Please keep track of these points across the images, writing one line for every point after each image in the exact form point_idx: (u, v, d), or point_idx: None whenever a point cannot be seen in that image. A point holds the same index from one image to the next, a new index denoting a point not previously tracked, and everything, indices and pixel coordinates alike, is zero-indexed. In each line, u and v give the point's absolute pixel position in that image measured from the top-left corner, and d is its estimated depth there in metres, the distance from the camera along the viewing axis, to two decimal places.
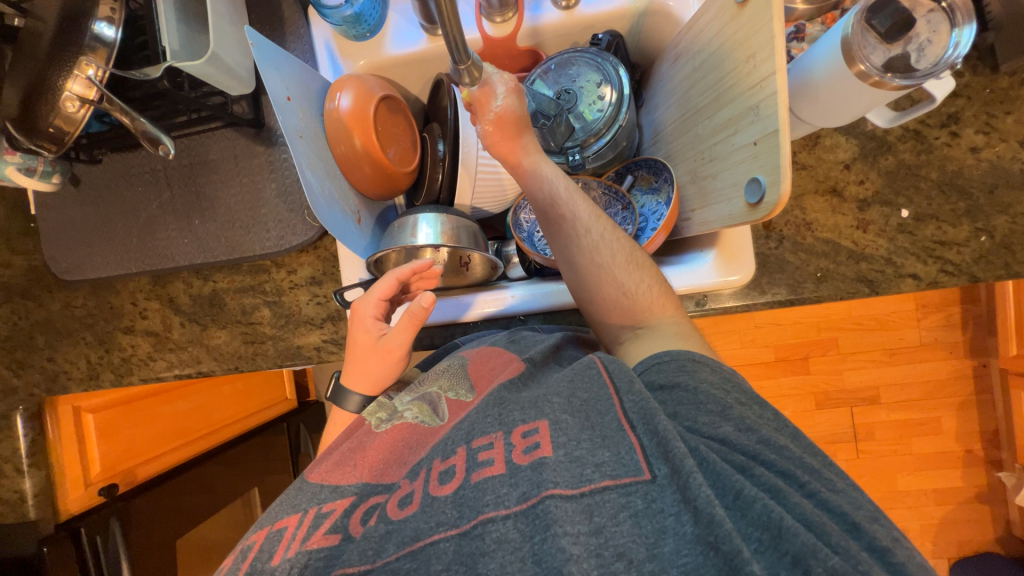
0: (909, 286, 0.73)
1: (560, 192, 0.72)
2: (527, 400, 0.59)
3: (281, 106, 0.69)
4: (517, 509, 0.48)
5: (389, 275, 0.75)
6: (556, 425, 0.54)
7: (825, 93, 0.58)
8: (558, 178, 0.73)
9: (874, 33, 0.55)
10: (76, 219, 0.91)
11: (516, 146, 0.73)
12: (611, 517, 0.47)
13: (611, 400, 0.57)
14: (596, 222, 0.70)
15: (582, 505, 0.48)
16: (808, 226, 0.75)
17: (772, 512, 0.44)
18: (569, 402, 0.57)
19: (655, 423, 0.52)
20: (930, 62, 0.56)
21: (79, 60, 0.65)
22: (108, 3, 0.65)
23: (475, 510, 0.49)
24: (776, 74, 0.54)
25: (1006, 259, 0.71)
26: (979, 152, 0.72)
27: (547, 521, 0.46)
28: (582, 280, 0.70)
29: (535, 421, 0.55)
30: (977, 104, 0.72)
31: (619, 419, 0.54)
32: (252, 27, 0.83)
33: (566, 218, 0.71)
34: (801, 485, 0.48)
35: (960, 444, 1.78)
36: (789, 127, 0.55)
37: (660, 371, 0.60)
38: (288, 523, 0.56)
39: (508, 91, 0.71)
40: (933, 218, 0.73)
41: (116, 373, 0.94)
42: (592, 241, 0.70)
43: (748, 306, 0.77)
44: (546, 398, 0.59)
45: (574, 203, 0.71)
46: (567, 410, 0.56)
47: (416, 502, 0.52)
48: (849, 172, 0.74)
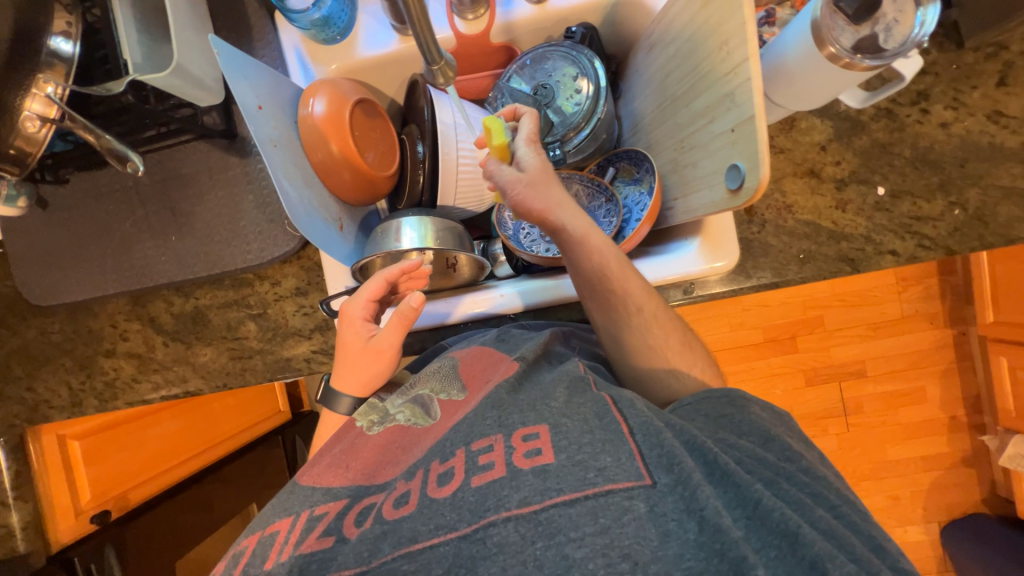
0: (890, 262, 0.75)
1: (609, 268, 0.68)
2: (524, 403, 0.60)
3: (253, 116, 0.67)
4: (518, 512, 0.48)
5: (380, 274, 0.74)
6: (558, 429, 0.55)
7: (798, 77, 0.59)
8: (608, 250, 0.68)
9: (843, 15, 0.55)
10: (46, 242, 0.88)
11: (554, 207, 0.67)
12: (616, 519, 0.47)
13: (612, 412, 0.57)
14: (645, 301, 0.68)
15: (586, 507, 0.48)
16: (789, 209, 0.76)
17: (789, 520, 0.46)
18: (566, 405, 0.58)
19: (661, 438, 0.53)
20: (898, 42, 0.55)
21: (38, 78, 0.64)
22: (64, 18, 0.64)
23: (477, 514, 0.49)
24: (749, 59, 0.54)
25: (979, 231, 0.73)
26: (950, 127, 0.73)
27: (552, 529, 0.47)
28: (622, 342, 0.70)
29: (535, 424, 0.56)
30: (945, 80, 0.73)
31: (618, 423, 0.55)
32: (218, 35, 0.80)
33: (610, 292, 0.68)
34: (833, 506, 0.51)
35: (945, 410, 1.83)
36: (765, 112, 0.55)
37: (709, 403, 0.61)
38: (280, 526, 0.56)
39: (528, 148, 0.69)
40: (909, 195, 0.74)
41: (99, 399, 0.91)
42: (639, 319, 0.68)
43: (734, 290, 0.78)
44: (545, 402, 0.59)
45: (625, 279, 0.68)
46: (566, 413, 0.57)
47: (412, 502, 0.52)
48: (825, 153, 0.75)
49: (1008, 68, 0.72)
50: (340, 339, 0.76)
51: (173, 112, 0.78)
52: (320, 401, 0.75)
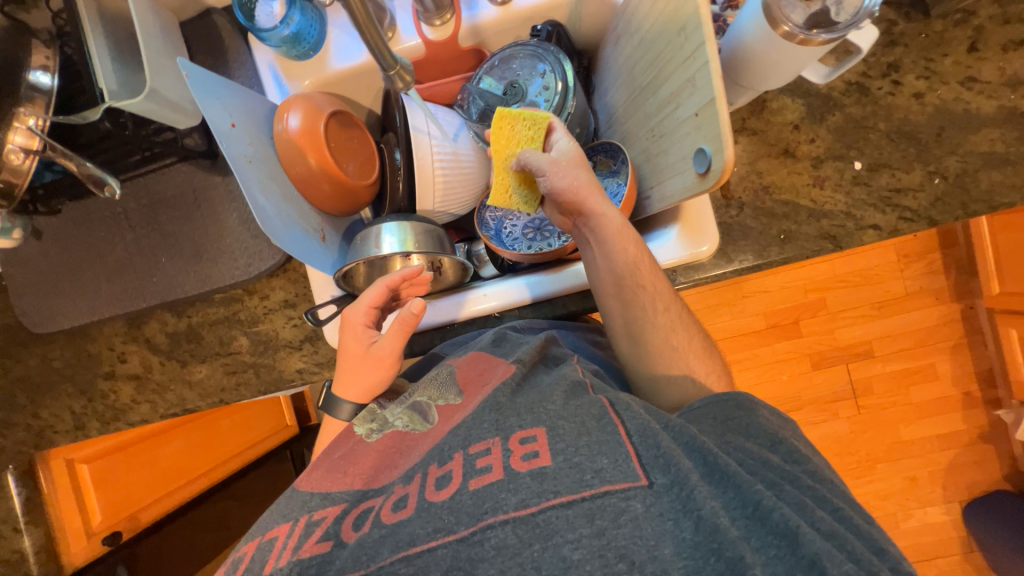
0: (872, 237, 0.74)
1: (640, 261, 0.69)
2: (524, 406, 0.60)
3: (225, 135, 0.68)
4: (515, 515, 0.49)
5: (382, 279, 0.75)
6: (553, 432, 0.55)
7: (757, 56, 0.58)
8: (641, 246, 0.70)
9: None
10: (42, 271, 0.91)
11: (595, 193, 0.69)
12: (612, 520, 0.47)
13: (611, 419, 0.57)
14: (669, 302, 0.71)
15: (583, 509, 0.48)
16: (766, 189, 0.76)
17: (789, 521, 0.46)
18: (565, 408, 0.59)
19: (657, 440, 0.53)
20: (849, 12, 0.55)
21: (18, 112, 0.66)
22: (42, 52, 0.67)
23: (474, 517, 0.49)
24: (705, 43, 0.55)
25: (961, 199, 0.72)
26: (923, 97, 0.72)
27: (549, 531, 0.47)
28: (641, 337, 0.71)
29: (533, 428, 0.56)
30: (915, 50, 0.72)
31: (614, 424, 0.56)
32: (195, 59, 0.82)
33: (638, 286, 0.69)
34: (835, 509, 0.52)
35: (957, 387, 1.79)
36: (725, 95, 0.55)
37: (718, 406, 0.62)
38: (279, 533, 0.56)
39: (565, 138, 0.71)
40: (887, 167, 0.73)
41: (102, 421, 0.93)
42: (661, 320, 0.70)
43: (716, 275, 0.77)
44: (542, 403, 0.60)
45: (653, 276, 0.70)
46: (563, 415, 0.57)
47: (411, 506, 0.53)
48: (798, 132, 0.75)
49: (978, 33, 0.71)
50: (342, 346, 0.76)
51: (156, 137, 0.80)
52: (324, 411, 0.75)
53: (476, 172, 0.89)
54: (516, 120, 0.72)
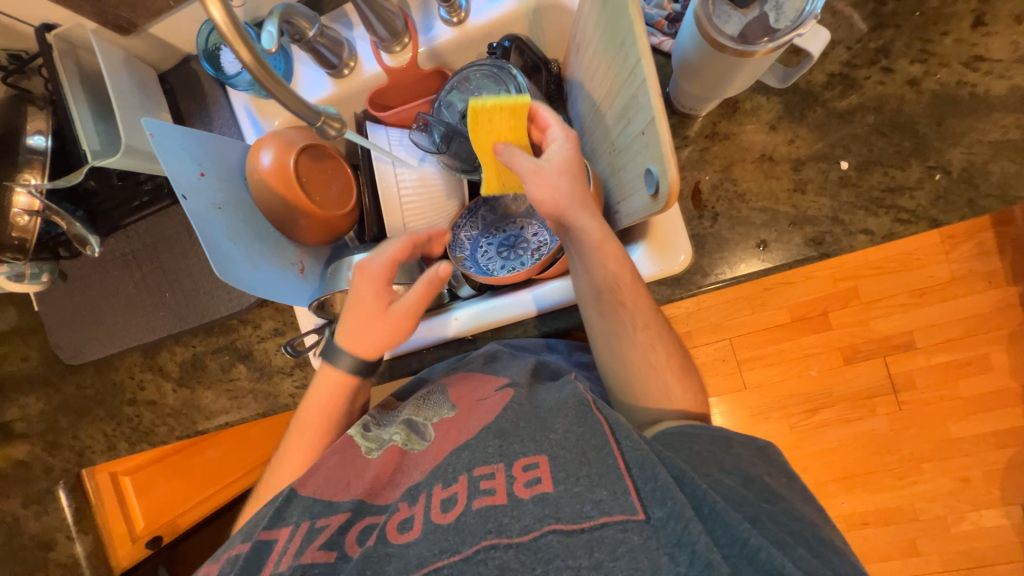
0: (863, 242, 0.68)
1: (620, 274, 0.65)
2: (527, 430, 0.59)
3: (193, 185, 0.71)
4: (518, 540, 0.51)
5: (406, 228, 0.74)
6: (556, 460, 0.55)
7: (704, 70, 0.54)
8: (624, 259, 0.66)
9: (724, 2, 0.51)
10: (69, 309, 1.00)
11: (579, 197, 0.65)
12: (609, 551, 0.48)
13: (610, 446, 0.55)
14: (651, 319, 0.66)
15: (582, 540, 0.49)
16: (741, 198, 0.71)
17: (775, 561, 0.44)
18: (566, 437, 0.57)
19: (656, 473, 0.51)
20: (792, 16, 0.49)
21: (22, 176, 0.74)
22: (39, 120, 0.75)
23: (476, 537, 0.52)
24: (641, 59, 0.52)
25: (967, 196, 0.64)
26: (920, 84, 0.65)
27: (549, 556, 0.49)
28: (619, 349, 0.66)
29: (535, 455, 0.57)
30: (908, 32, 0.65)
31: (615, 457, 0.54)
32: (178, 106, 0.87)
33: (618, 301, 0.65)
34: (813, 548, 0.49)
35: (1016, 379, 1.61)
36: (666, 112, 0.52)
37: (699, 441, 0.59)
38: (278, 536, 0.59)
39: (559, 139, 0.68)
40: (878, 165, 0.66)
41: (129, 442, 1.03)
42: (642, 338, 0.66)
43: (693, 291, 0.73)
44: (546, 429, 0.59)
45: (636, 292, 0.66)
46: (565, 444, 0.56)
47: (417, 529, 0.55)
48: (776, 134, 0.69)
49: (986, 5, 0.63)
50: (352, 296, 0.74)
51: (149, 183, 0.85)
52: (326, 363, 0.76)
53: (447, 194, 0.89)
54: (493, 112, 0.66)
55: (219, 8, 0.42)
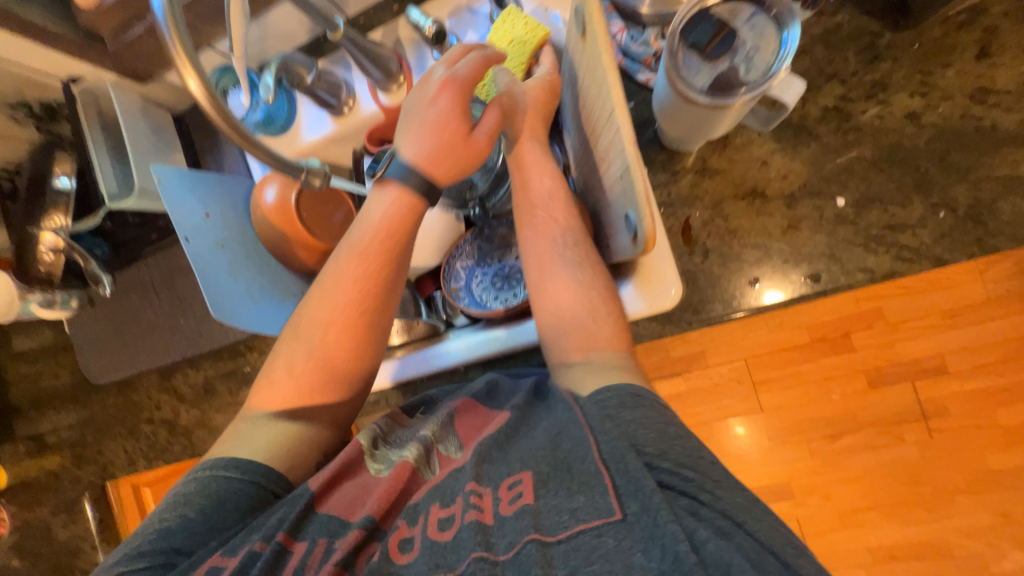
0: (862, 280, 0.65)
1: (544, 189, 0.65)
2: (518, 442, 0.52)
3: (197, 225, 0.76)
4: (504, 558, 0.45)
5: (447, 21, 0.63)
6: (541, 477, 0.48)
7: (676, 114, 0.54)
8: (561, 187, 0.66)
9: (693, 51, 0.47)
10: (93, 333, 1.07)
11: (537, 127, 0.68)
12: (585, 560, 0.42)
13: (585, 442, 0.48)
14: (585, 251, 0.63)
15: (558, 552, 0.43)
16: (733, 234, 0.69)
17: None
18: (551, 453, 0.49)
19: (627, 465, 0.45)
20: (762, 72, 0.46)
21: (52, 216, 0.80)
22: (65, 164, 0.81)
23: (467, 548, 0.46)
24: (614, 111, 0.51)
25: (974, 235, 0.61)
26: (920, 118, 0.62)
27: (525, 566, 0.43)
28: (547, 268, 0.63)
29: (521, 469, 0.49)
30: (906, 64, 0.62)
31: (594, 460, 0.46)
32: (192, 145, 0.92)
33: (548, 217, 0.65)
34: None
35: None
36: (641, 163, 0.51)
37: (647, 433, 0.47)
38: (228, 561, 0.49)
39: (546, 69, 0.70)
40: (877, 201, 0.64)
41: (147, 457, 1.09)
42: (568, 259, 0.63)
43: (684, 328, 0.73)
44: (535, 445, 0.51)
45: (569, 215, 0.65)
46: (551, 459, 0.49)
47: (417, 548, 0.48)
48: (768, 169, 0.67)
49: (992, 35, 0.60)
50: (424, 110, 0.60)
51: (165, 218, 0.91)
52: (384, 179, 0.63)
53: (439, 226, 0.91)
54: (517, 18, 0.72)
55: (196, 78, 0.44)
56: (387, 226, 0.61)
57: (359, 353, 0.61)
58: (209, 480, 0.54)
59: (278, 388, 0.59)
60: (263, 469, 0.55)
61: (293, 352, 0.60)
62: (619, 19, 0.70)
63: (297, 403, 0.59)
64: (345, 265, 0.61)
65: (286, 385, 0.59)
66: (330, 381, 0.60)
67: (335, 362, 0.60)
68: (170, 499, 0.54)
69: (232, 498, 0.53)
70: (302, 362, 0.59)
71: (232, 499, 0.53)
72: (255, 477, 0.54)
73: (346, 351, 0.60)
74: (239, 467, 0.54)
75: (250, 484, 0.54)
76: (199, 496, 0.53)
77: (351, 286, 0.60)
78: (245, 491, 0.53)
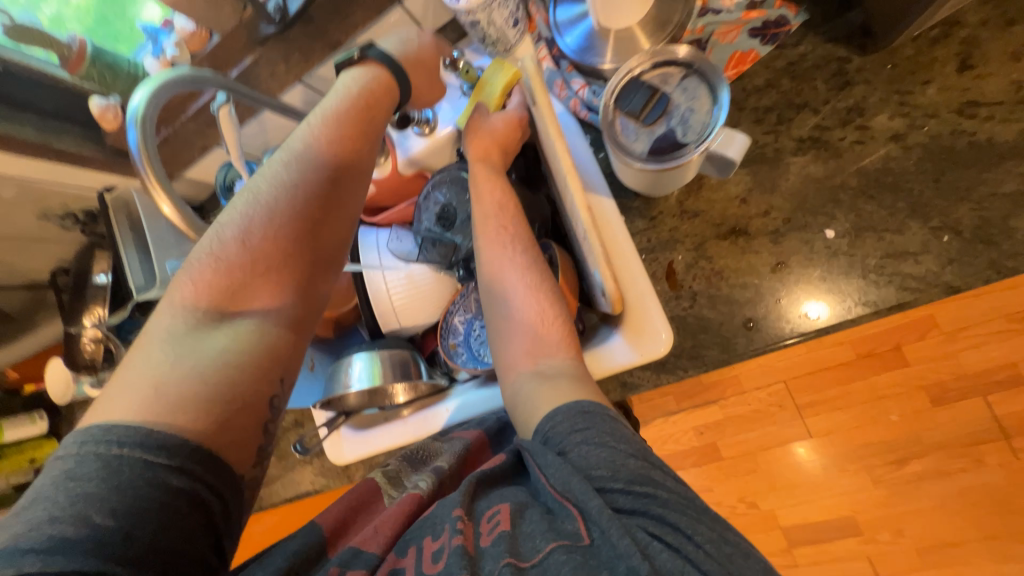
0: (866, 314, 0.60)
1: (495, 203, 0.71)
2: (494, 488, 0.56)
3: None
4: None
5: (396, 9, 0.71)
6: (518, 510, 0.51)
7: (624, 176, 0.62)
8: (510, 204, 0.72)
9: (631, 120, 0.58)
10: None
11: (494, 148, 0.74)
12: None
13: (541, 480, 0.52)
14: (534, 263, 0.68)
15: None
16: (720, 275, 0.66)
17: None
18: (529, 496, 0.53)
19: (583, 485, 0.47)
20: (696, 131, 0.55)
21: (93, 309, 0.89)
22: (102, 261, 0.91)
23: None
24: (566, 179, 0.61)
25: (987, 257, 0.56)
26: (904, 139, 0.59)
27: None
28: (499, 277, 0.68)
29: (497, 505, 0.52)
30: (880, 86, 0.60)
31: (556, 494, 0.49)
32: None
33: (502, 227, 0.70)
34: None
35: None
36: (591, 226, 0.62)
37: (592, 449, 0.50)
38: None
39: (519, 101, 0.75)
40: (872, 230, 0.60)
41: None
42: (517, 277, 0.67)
43: (680, 375, 0.69)
44: (513, 488, 0.55)
45: (518, 229, 0.70)
46: (527, 495, 0.53)
47: None
48: (748, 206, 0.65)
49: (972, 46, 0.57)
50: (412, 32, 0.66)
51: None
52: (364, 64, 0.61)
53: (433, 287, 0.88)
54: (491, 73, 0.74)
55: (169, 203, 0.51)
56: (366, 99, 0.59)
57: (318, 254, 0.57)
58: (117, 463, 0.40)
59: (228, 257, 0.52)
60: (189, 449, 0.42)
61: (248, 228, 0.53)
62: (580, 76, 0.73)
63: (241, 301, 0.51)
64: (319, 147, 0.56)
65: (232, 269, 0.52)
66: (292, 263, 0.54)
67: (293, 254, 0.54)
68: (60, 475, 0.40)
69: (148, 503, 0.39)
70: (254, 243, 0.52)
71: (147, 505, 0.39)
72: (181, 459, 0.42)
73: (305, 245, 0.55)
74: (160, 447, 0.41)
75: (173, 484, 0.41)
76: (104, 486, 0.39)
77: (321, 172, 0.56)
78: (149, 493, 0.40)
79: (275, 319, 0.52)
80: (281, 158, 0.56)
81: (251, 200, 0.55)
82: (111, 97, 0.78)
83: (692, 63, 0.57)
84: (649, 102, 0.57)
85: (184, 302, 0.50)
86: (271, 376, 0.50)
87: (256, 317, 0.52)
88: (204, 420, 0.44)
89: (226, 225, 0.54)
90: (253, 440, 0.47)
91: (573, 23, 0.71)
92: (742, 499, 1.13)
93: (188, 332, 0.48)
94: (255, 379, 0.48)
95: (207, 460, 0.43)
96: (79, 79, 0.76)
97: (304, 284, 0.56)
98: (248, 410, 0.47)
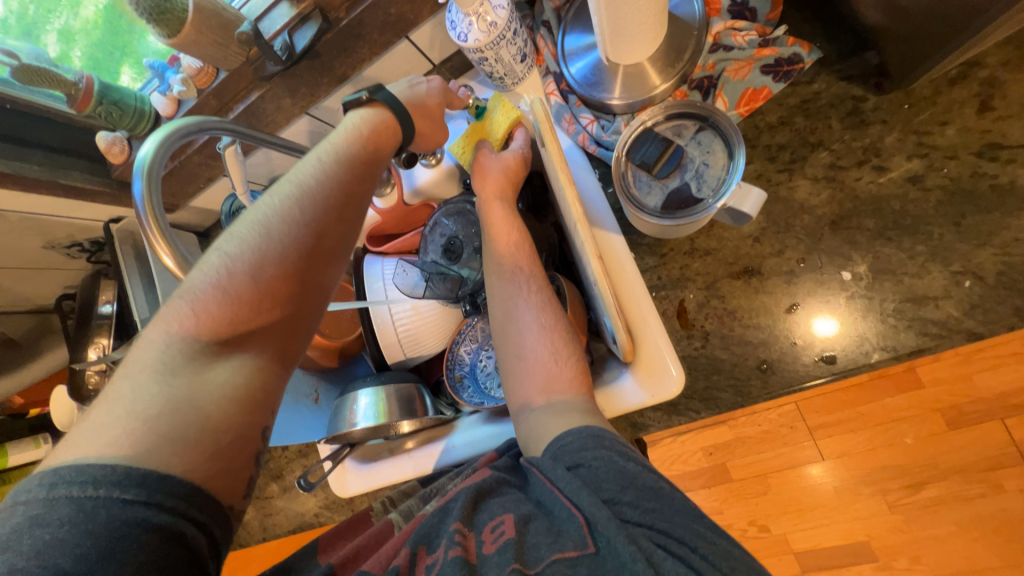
0: (885, 359, 0.58)
1: (510, 243, 0.69)
2: (496, 497, 0.54)
3: None
4: None
5: (403, 40, 0.73)
6: (524, 521, 0.48)
7: (637, 222, 0.62)
8: (513, 238, 0.69)
9: (644, 170, 0.60)
10: None
11: (506, 185, 0.70)
12: None
13: (551, 490, 0.50)
14: (535, 295, 0.66)
15: None
16: (733, 315, 0.65)
17: None
18: (536, 506, 0.51)
19: (591, 497, 0.46)
20: (712, 184, 0.57)
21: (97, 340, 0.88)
22: (108, 291, 0.91)
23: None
24: (577, 224, 0.58)
25: (1011, 304, 0.54)
26: (923, 180, 0.58)
27: None
28: (514, 316, 0.66)
29: (501, 514, 0.50)
30: (897, 126, 0.59)
31: (565, 505, 0.47)
32: None
33: (516, 267, 0.68)
34: None
35: None
36: (603, 276, 0.59)
37: (603, 465, 0.49)
38: None
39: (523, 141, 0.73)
40: (891, 273, 0.58)
41: None
42: (530, 312, 0.65)
43: (692, 417, 0.66)
44: (518, 496, 0.53)
45: (518, 257, 0.69)
46: (532, 505, 0.51)
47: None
48: (761, 245, 0.64)
49: (992, 87, 0.56)
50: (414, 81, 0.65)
51: None
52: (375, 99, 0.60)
53: (439, 318, 0.87)
54: (494, 103, 0.73)
55: (171, 256, 0.50)
56: (375, 136, 0.58)
57: (316, 287, 0.55)
58: (91, 506, 0.38)
59: (229, 287, 0.49)
60: (172, 487, 0.41)
61: (249, 257, 0.50)
62: (588, 110, 0.71)
63: (235, 337, 0.49)
64: (327, 176, 0.54)
65: (234, 301, 0.49)
66: (292, 296, 0.52)
67: (293, 290, 0.52)
68: (24, 521, 0.38)
69: (127, 543, 0.38)
70: (255, 278, 0.50)
71: (126, 545, 0.38)
72: (165, 500, 0.40)
73: (303, 280, 0.53)
74: (139, 486, 0.39)
75: (153, 523, 0.39)
76: (77, 531, 0.38)
77: (329, 204, 0.54)
78: (128, 533, 0.38)
79: (268, 356, 0.51)
80: (286, 188, 0.53)
81: (256, 225, 0.52)
82: (118, 131, 0.79)
83: (706, 117, 0.59)
84: (662, 154, 0.59)
85: (178, 336, 0.47)
86: (264, 412, 0.49)
87: (251, 355, 0.50)
88: (197, 464, 0.42)
89: (222, 255, 0.51)
90: (246, 473, 0.46)
91: (581, 54, 0.70)
92: (753, 523, 1.18)
93: (180, 370, 0.46)
94: (248, 417, 0.47)
95: (193, 496, 0.42)
96: (87, 115, 0.76)
97: (300, 319, 0.54)
98: (242, 442, 0.46)
